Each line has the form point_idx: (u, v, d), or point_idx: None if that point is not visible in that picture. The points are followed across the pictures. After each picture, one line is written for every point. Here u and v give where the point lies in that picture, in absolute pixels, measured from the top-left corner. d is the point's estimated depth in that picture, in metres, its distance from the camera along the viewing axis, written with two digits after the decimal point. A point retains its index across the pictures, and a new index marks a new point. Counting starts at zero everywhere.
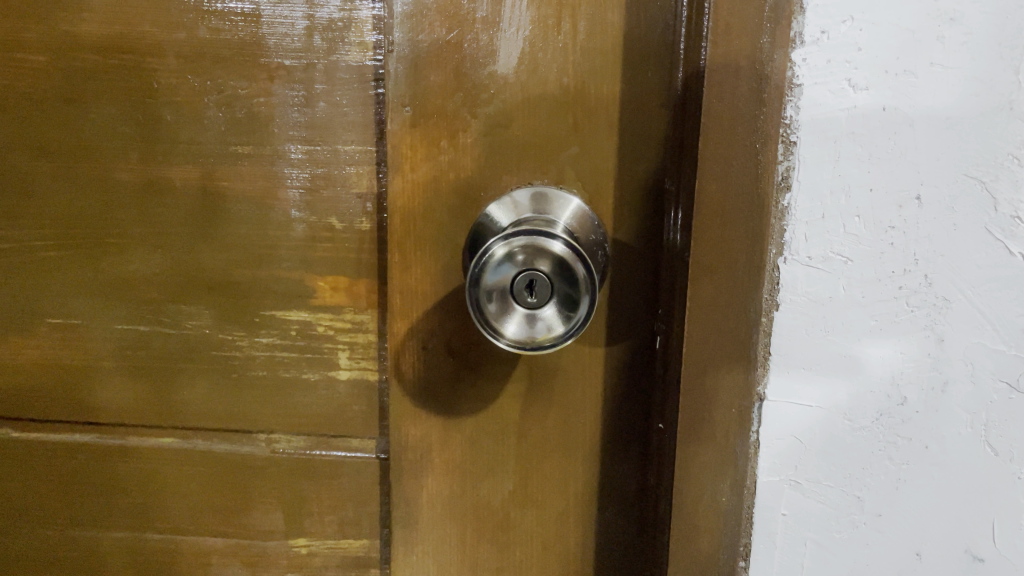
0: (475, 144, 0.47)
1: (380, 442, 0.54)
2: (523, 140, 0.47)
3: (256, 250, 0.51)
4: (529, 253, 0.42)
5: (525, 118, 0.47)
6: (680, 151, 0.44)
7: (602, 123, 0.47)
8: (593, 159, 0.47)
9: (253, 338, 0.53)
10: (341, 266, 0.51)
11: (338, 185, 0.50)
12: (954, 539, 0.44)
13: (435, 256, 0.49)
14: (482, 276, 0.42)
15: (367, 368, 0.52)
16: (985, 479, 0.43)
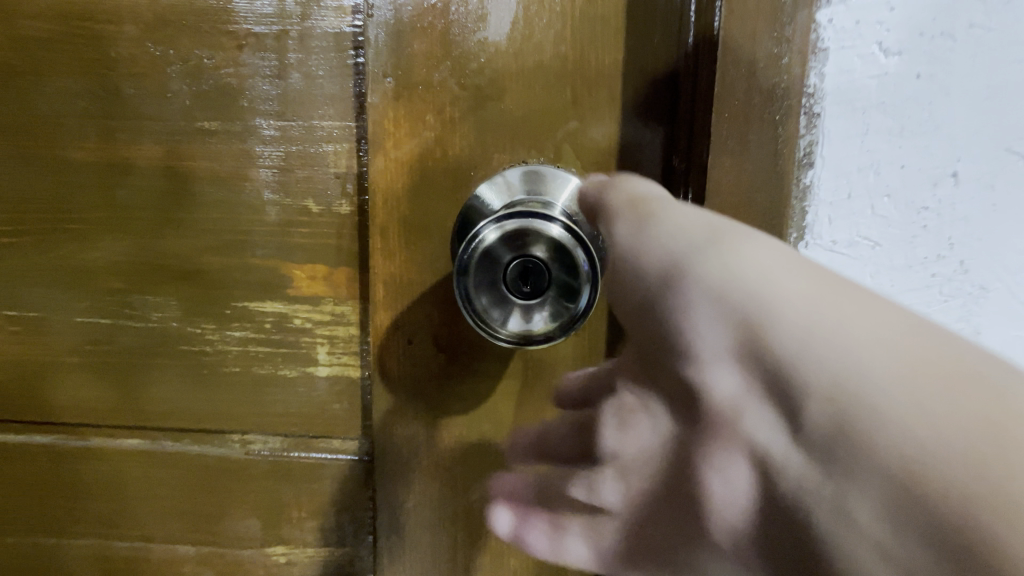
0: (463, 119, 0.43)
1: (362, 444, 0.50)
2: (516, 114, 0.43)
3: (227, 236, 0.47)
4: (523, 238, 0.38)
5: (518, 90, 0.43)
6: (686, 125, 0.40)
7: (603, 95, 0.42)
8: (594, 135, 0.43)
9: (225, 332, 0.49)
10: (318, 254, 0.47)
11: (315, 164, 0.46)
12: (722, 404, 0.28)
13: (420, 242, 0.45)
14: (470, 264, 0.38)
15: (349, 363, 0.49)
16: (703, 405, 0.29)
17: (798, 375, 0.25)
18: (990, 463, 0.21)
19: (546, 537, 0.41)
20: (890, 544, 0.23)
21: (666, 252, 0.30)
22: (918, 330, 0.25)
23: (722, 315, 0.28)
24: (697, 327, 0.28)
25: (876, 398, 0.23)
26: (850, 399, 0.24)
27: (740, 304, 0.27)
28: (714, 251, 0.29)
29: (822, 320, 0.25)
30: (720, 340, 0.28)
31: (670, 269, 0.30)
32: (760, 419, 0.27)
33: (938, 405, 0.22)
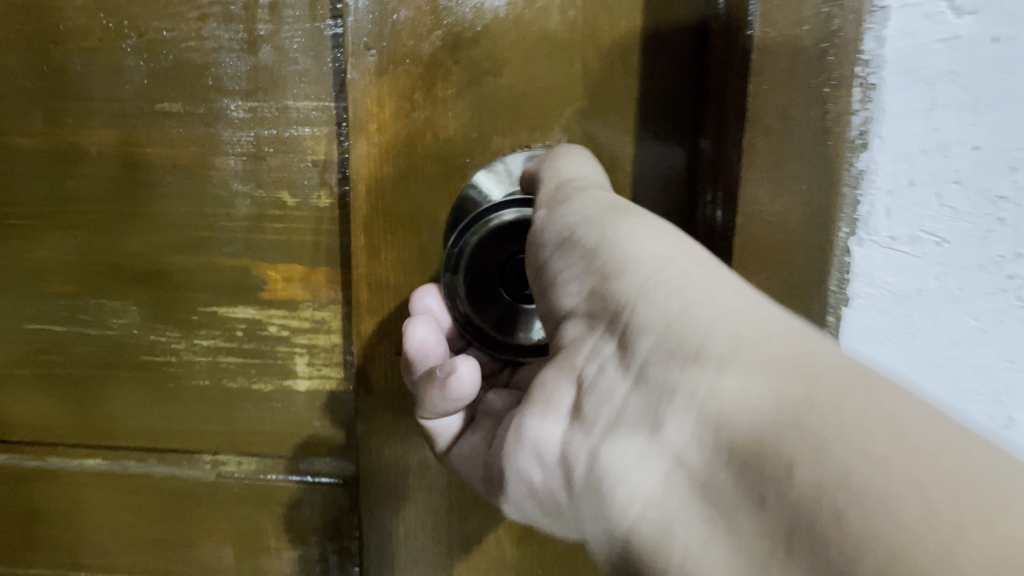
0: (457, 97, 0.37)
1: (342, 466, 0.44)
2: (517, 92, 0.37)
3: (191, 232, 0.42)
4: (519, 232, 0.34)
5: (520, 64, 0.37)
6: (715, 101, 0.34)
7: (618, 69, 0.36)
8: (608, 115, 0.37)
9: (192, 340, 0.44)
10: (294, 252, 0.41)
11: (289, 151, 0.40)
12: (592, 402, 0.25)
13: (409, 239, 0.39)
14: (466, 248, 0.34)
15: (330, 376, 0.43)
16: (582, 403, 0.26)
17: (636, 319, 0.24)
18: (822, 430, 0.18)
19: (478, 433, 0.37)
20: (703, 507, 0.20)
21: (558, 218, 0.29)
22: (771, 312, 0.22)
23: (589, 270, 0.26)
24: (578, 290, 0.27)
25: (729, 361, 0.21)
26: (705, 364, 0.21)
27: (609, 262, 0.25)
28: (602, 221, 0.27)
29: (676, 278, 0.23)
30: (593, 300, 0.26)
31: (562, 230, 0.28)
32: (613, 378, 0.25)
33: (801, 374, 0.19)
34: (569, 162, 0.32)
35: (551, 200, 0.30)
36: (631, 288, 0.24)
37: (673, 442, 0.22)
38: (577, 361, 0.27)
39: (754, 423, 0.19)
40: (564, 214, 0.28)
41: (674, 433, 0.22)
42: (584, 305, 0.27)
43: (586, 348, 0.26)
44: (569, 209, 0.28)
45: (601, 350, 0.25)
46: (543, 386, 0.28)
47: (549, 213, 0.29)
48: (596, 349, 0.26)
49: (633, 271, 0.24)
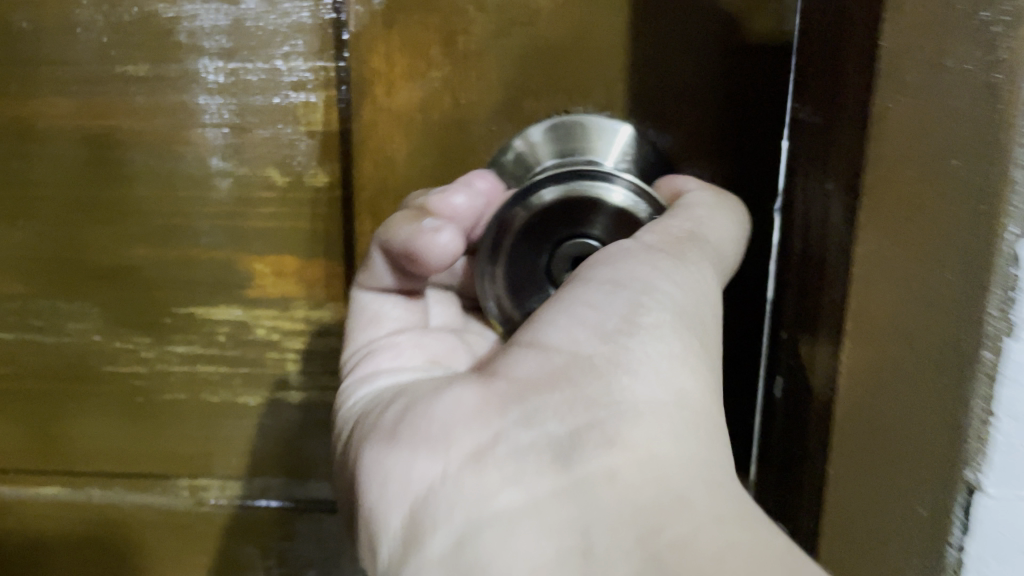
0: (481, 52, 0.31)
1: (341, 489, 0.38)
2: (554, 45, 0.31)
3: (161, 220, 0.35)
4: (571, 211, 0.28)
5: (557, 11, 0.31)
6: (819, 62, 0.27)
7: (676, 16, 0.30)
8: (664, 72, 0.31)
9: (164, 348, 0.37)
10: (285, 240, 0.35)
11: (279, 121, 0.34)
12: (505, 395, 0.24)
13: None
14: (505, 234, 0.28)
15: (328, 387, 0.37)
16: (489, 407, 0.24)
17: (632, 413, 0.22)
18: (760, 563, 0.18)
19: (407, 364, 0.30)
20: (548, 520, 0.21)
21: (616, 277, 0.25)
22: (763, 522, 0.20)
23: (606, 303, 0.24)
24: (575, 370, 0.24)
25: (664, 470, 0.21)
26: (655, 484, 0.20)
27: (629, 381, 0.23)
28: (643, 271, 0.25)
29: (683, 424, 0.22)
30: (586, 379, 0.23)
31: (610, 301, 0.24)
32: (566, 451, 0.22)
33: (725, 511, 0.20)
34: (705, 216, 0.27)
35: (620, 256, 0.26)
36: (634, 407, 0.22)
37: (554, 523, 0.21)
38: (530, 407, 0.23)
39: (663, 525, 0.19)
40: (618, 277, 0.25)
41: (571, 512, 0.21)
42: (582, 392, 0.23)
43: (543, 427, 0.23)
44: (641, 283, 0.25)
45: (557, 446, 0.22)
46: (451, 429, 0.24)
47: (611, 264, 0.25)
48: (547, 428, 0.23)
49: (641, 395, 0.23)
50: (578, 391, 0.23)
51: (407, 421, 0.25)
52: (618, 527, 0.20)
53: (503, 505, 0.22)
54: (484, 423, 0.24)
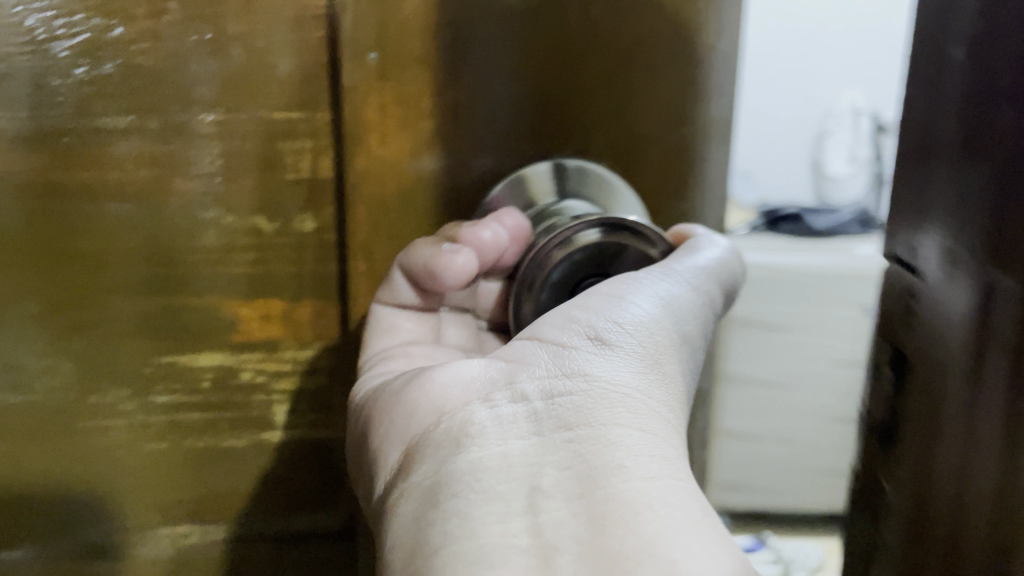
0: (470, 104, 0.34)
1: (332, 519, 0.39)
2: (538, 95, 0.33)
3: (142, 271, 0.35)
4: (571, 266, 0.31)
5: (544, 64, 0.33)
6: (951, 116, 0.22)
7: (647, 70, 0.33)
8: (637, 120, 0.34)
9: (145, 398, 0.37)
10: (274, 285, 0.36)
11: (269, 169, 0.34)
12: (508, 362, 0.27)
13: None
14: (537, 278, 0.31)
15: (318, 424, 0.38)
16: (492, 368, 0.27)
17: (613, 404, 0.24)
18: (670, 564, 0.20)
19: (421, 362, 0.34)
20: (528, 476, 0.23)
21: (609, 290, 0.29)
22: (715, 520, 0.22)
23: (600, 308, 0.28)
24: (563, 356, 0.26)
25: (628, 449, 0.23)
26: (623, 463, 0.23)
27: (607, 371, 0.26)
28: (631, 286, 0.29)
29: (655, 419, 0.25)
30: (574, 363, 0.26)
31: (600, 308, 0.28)
32: (550, 422, 0.24)
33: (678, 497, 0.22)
34: (700, 268, 0.31)
35: (614, 283, 0.29)
36: (615, 389, 0.25)
37: (527, 474, 0.23)
38: (522, 379, 0.26)
39: (617, 492, 0.22)
40: (616, 292, 0.28)
41: (534, 456, 0.23)
42: (567, 372, 0.26)
43: (529, 395, 0.25)
44: (630, 298, 0.28)
45: (536, 411, 0.25)
46: (452, 387, 0.26)
47: (606, 286, 0.29)
48: (531, 397, 0.25)
49: (615, 383, 0.25)
50: (565, 368, 0.26)
51: (416, 383, 0.28)
52: (570, 472, 0.23)
53: (487, 454, 0.24)
54: (477, 385, 0.26)
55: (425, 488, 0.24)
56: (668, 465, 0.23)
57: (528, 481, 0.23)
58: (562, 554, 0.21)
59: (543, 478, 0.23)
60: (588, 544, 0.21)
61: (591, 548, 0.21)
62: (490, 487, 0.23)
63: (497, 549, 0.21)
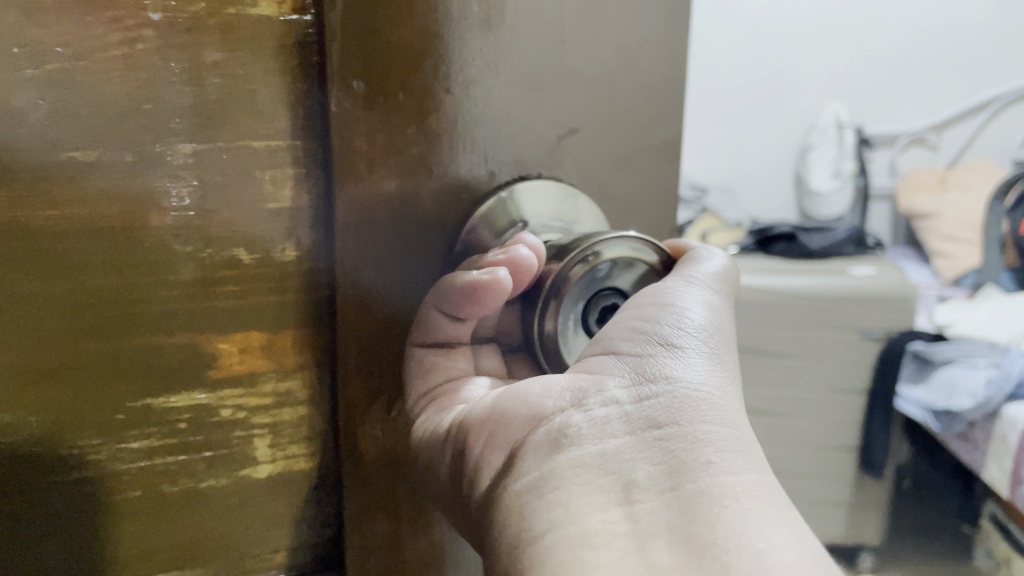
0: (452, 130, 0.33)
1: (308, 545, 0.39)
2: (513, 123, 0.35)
3: (113, 311, 0.32)
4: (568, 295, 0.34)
5: (518, 94, 0.34)
6: None
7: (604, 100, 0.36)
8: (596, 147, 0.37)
9: (116, 446, 0.34)
10: (252, 318, 0.35)
11: (246, 199, 0.33)
12: (597, 375, 0.32)
13: (397, 287, 0.35)
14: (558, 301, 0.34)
15: (296, 454, 0.37)
16: (582, 380, 0.32)
17: (699, 415, 0.29)
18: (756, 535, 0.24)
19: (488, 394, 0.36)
20: (638, 487, 0.27)
21: (661, 300, 0.34)
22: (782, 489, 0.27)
23: (659, 318, 0.33)
24: (645, 366, 0.31)
25: (722, 453, 0.27)
26: (715, 457, 0.27)
27: (683, 372, 0.31)
28: (678, 299, 0.34)
29: (724, 408, 0.30)
30: (653, 368, 0.31)
31: (659, 319, 0.33)
32: (636, 419, 0.29)
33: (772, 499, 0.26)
34: (711, 275, 0.37)
35: (667, 294, 0.34)
36: (694, 390, 0.30)
37: (622, 464, 0.28)
38: (610, 389, 0.31)
39: (710, 484, 0.26)
40: (663, 301, 0.34)
41: (630, 452, 0.28)
42: (650, 378, 0.31)
43: (619, 399, 0.30)
44: (685, 307, 0.34)
45: (630, 413, 0.30)
46: (546, 393, 0.32)
47: (655, 296, 0.34)
48: (623, 401, 0.30)
49: (690, 382, 0.30)
50: (646, 375, 0.31)
51: (507, 396, 0.33)
52: (660, 467, 0.27)
53: (590, 451, 0.29)
54: (562, 397, 0.31)
55: (537, 480, 0.29)
56: (742, 450, 0.28)
57: (623, 470, 0.28)
58: (655, 537, 0.25)
59: (649, 481, 0.27)
60: (680, 529, 0.25)
61: (681, 529, 0.25)
62: (592, 484, 0.27)
63: (601, 533, 0.25)
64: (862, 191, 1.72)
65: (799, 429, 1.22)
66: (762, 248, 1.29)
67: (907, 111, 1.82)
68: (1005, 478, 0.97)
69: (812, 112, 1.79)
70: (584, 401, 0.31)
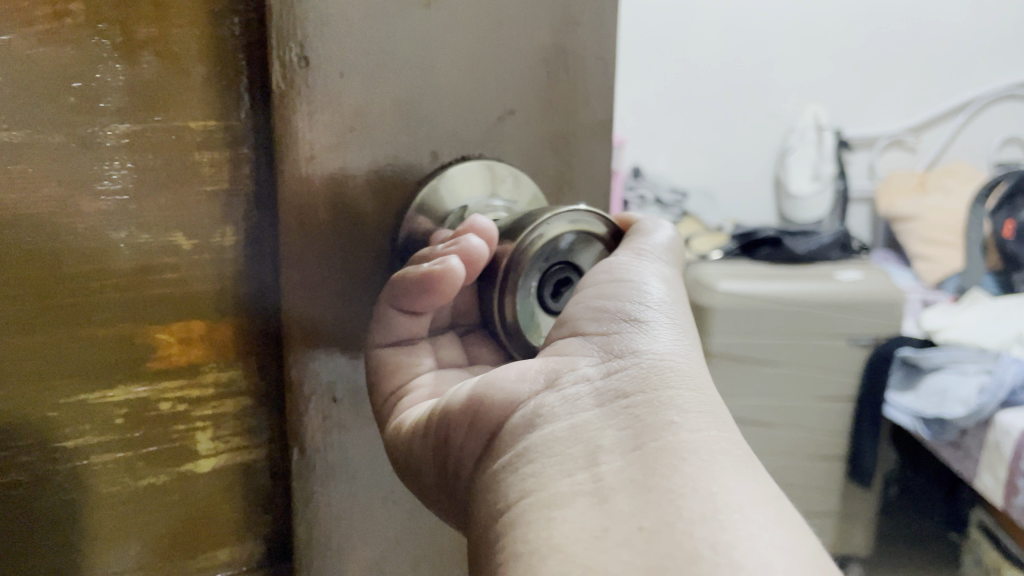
0: (393, 111, 0.33)
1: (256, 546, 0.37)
2: (455, 101, 0.35)
3: (43, 300, 0.30)
4: (528, 276, 0.32)
5: (458, 77, 0.34)
6: None
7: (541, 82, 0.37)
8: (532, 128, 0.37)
9: (49, 446, 0.31)
10: (191, 305, 0.33)
11: (184, 181, 0.31)
12: (563, 357, 0.30)
13: (342, 268, 0.34)
14: (517, 281, 0.32)
15: (239, 447, 0.35)
16: (550, 362, 0.30)
17: (666, 383, 0.28)
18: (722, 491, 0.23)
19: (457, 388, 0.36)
20: (608, 457, 0.26)
21: (619, 274, 0.33)
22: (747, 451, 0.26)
23: (620, 293, 0.32)
24: (613, 343, 0.30)
25: (690, 419, 0.26)
26: (688, 423, 0.26)
27: (650, 344, 0.29)
28: (638, 274, 0.33)
29: (695, 375, 0.28)
30: (620, 345, 0.30)
31: (619, 296, 0.32)
32: (604, 392, 0.28)
33: (737, 457, 0.25)
34: (664, 247, 0.35)
35: (624, 269, 0.33)
36: (658, 359, 0.29)
37: (591, 435, 0.27)
38: (578, 367, 0.30)
39: (680, 450, 0.25)
40: (619, 277, 0.32)
41: (598, 422, 0.27)
42: (618, 354, 0.29)
43: (589, 376, 0.29)
44: (643, 280, 0.33)
45: (599, 387, 0.28)
46: (515, 377, 0.31)
47: (612, 272, 0.33)
48: (592, 378, 0.29)
49: (658, 352, 0.29)
50: (613, 352, 0.29)
51: (481, 382, 0.32)
52: (627, 431, 0.26)
53: (559, 427, 0.27)
54: (536, 378, 0.30)
55: (510, 461, 0.28)
56: (711, 415, 0.27)
57: (591, 438, 0.26)
58: (618, 492, 0.24)
59: (616, 447, 0.26)
60: (643, 484, 0.24)
61: (642, 482, 0.24)
62: (560, 457, 0.26)
63: (566, 494, 0.25)
64: (843, 196, 1.72)
65: (781, 436, 1.20)
66: (746, 252, 1.27)
67: (885, 116, 1.82)
68: (999, 488, 0.96)
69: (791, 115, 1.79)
70: (557, 378, 0.29)
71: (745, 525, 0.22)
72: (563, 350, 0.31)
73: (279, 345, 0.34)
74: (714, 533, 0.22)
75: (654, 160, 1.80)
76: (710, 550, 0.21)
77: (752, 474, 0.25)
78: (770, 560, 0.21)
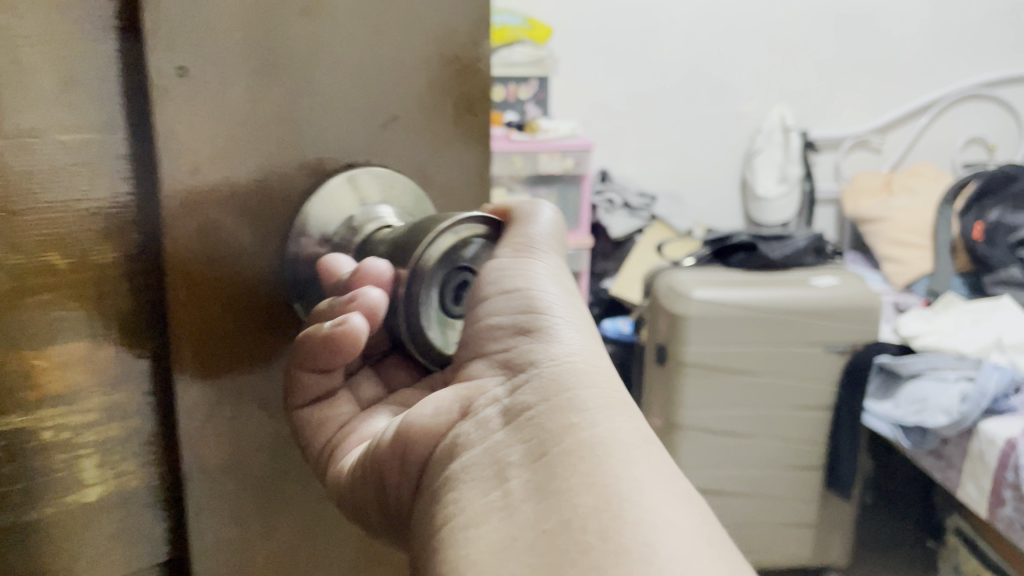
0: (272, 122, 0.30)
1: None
2: (329, 105, 0.32)
3: None
4: (430, 292, 0.30)
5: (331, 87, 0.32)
6: None
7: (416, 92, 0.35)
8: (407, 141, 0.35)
9: None
10: (61, 320, 0.27)
11: (54, 193, 0.26)
12: (475, 380, 0.32)
13: (218, 274, 0.30)
14: (419, 298, 0.30)
15: (127, 476, 0.30)
16: (463, 388, 0.31)
17: (564, 387, 0.29)
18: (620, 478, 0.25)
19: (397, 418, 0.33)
20: (518, 474, 0.27)
21: (507, 285, 0.32)
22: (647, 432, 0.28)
23: (513, 303, 0.32)
24: (514, 357, 0.31)
25: (585, 413, 0.28)
26: (581, 422, 0.27)
27: (547, 352, 0.31)
28: (524, 273, 0.32)
29: (592, 370, 0.30)
30: (524, 358, 0.31)
31: (511, 306, 0.32)
32: (513, 407, 0.29)
33: (630, 441, 0.27)
34: (546, 229, 0.34)
35: (508, 272, 0.32)
36: (558, 369, 0.30)
37: (501, 455, 0.28)
38: (485, 389, 0.31)
39: (577, 446, 0.26)
40: (508, 284, 0.32)
41: (507, 440, 0.28)
42: (519, 368, 0.31)
43: (497, 397, 0.30)
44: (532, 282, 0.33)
45: (506, 406, 0.29)
46: (428, 407, 0.32)
47: (499, 280, 0.32)
48: (501, 398, 0.30)
49: (552, 357, 0.30)
50: (518, 369, 0.31)
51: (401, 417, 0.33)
52: (530, 444, 0.27)
53: (473, 454, 0.28)
54: (451, 406, 0.31)
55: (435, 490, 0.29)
56: (609, 404, 0.28)
57: (502, 456, 0.28)
58: (525, 502, 0.25)
59: (525, 461, 0.27)
60: (546, 488, 0.25)
61: (545, 488, 0.25)
62: (475, 481, 0.27)
63: (483, 511, 0.26)
64: (809, 197, 1.73)
65: (755, 445, 1.18)
66: (716, 258, 1.24)
67: (848, 115, 1.82)
68: (983, 498, 0.95)
69: (756, 116, 1.78)
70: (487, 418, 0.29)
71: (638, 510, 0.24)
72: (471, 372, 0.32)
73: (167, 374, 0.30)
74: (606, 522, 0.23)
75: (625, 167, 1.78)
76: (599, 541, 0.23)
77: (645, 454, 0.26)
78: (656, 540, 0.23)
